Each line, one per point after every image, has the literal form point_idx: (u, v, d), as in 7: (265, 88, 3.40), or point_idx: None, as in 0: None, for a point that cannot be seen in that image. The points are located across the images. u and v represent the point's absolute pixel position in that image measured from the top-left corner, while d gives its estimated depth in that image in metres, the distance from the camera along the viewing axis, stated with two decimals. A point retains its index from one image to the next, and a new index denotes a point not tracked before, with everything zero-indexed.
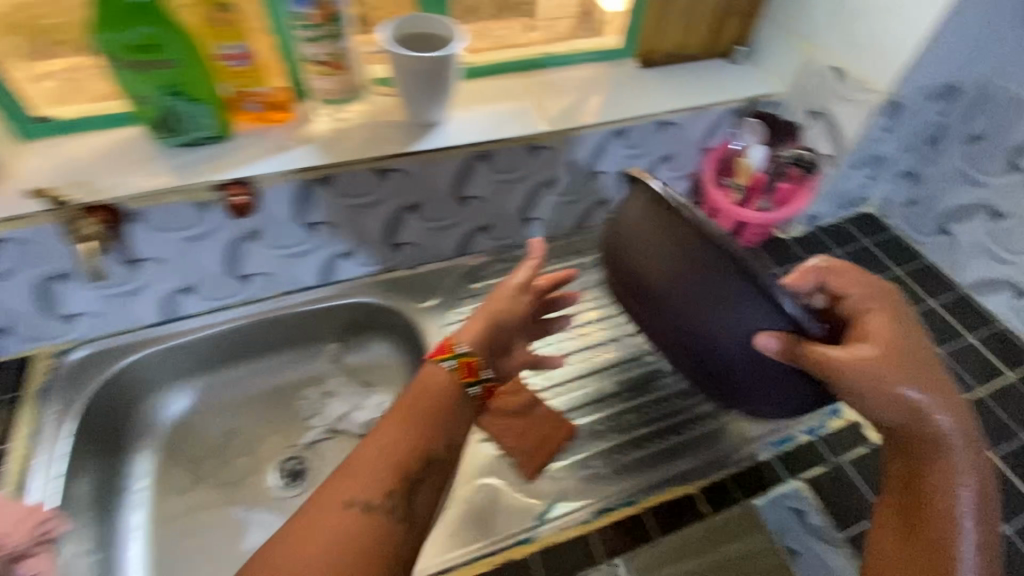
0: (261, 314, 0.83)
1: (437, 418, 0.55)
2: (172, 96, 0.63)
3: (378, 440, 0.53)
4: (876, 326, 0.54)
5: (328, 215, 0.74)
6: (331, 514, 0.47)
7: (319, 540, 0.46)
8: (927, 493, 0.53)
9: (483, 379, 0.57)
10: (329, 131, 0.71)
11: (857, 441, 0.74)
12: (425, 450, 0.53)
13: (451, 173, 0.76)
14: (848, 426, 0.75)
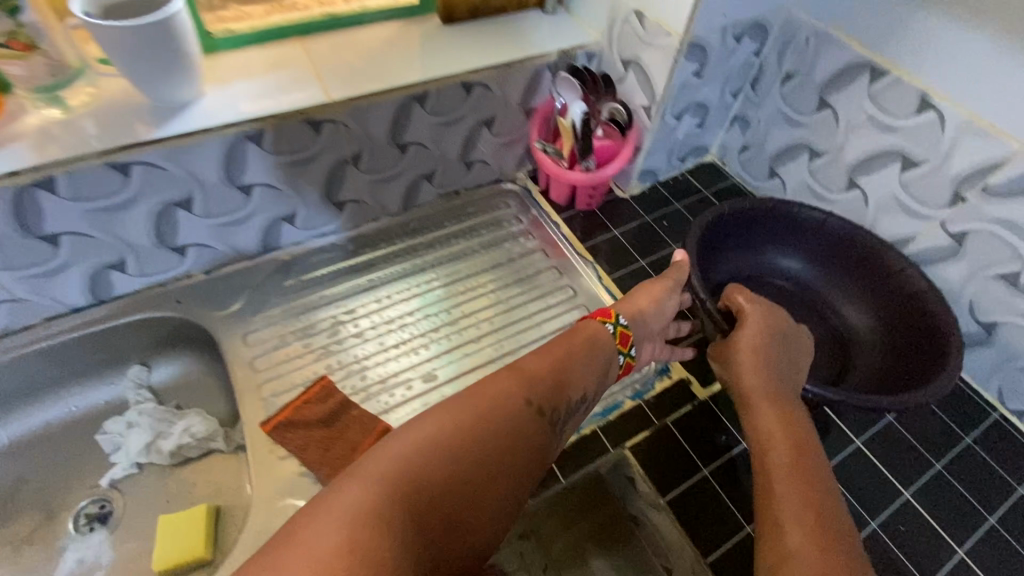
0: (21, 347, 0.71)
1: (591, 356, 0.59)
2: None
3: (548, 355, 0.56)
4: (749, 329, 0.63)
5: (68, 224, 0.64)
6: (516, 409, 0.51)
7: (440, 425, 0.48)
8: (775, 441, 0.56)
9: (630, 353, 0.64)
10: (44, 125, 0.62)
11: (683, 399, 0.73)
12: (567, 393, 0.55)
13: (216, 160, 0.67)
14: (675, 385, 0.74)
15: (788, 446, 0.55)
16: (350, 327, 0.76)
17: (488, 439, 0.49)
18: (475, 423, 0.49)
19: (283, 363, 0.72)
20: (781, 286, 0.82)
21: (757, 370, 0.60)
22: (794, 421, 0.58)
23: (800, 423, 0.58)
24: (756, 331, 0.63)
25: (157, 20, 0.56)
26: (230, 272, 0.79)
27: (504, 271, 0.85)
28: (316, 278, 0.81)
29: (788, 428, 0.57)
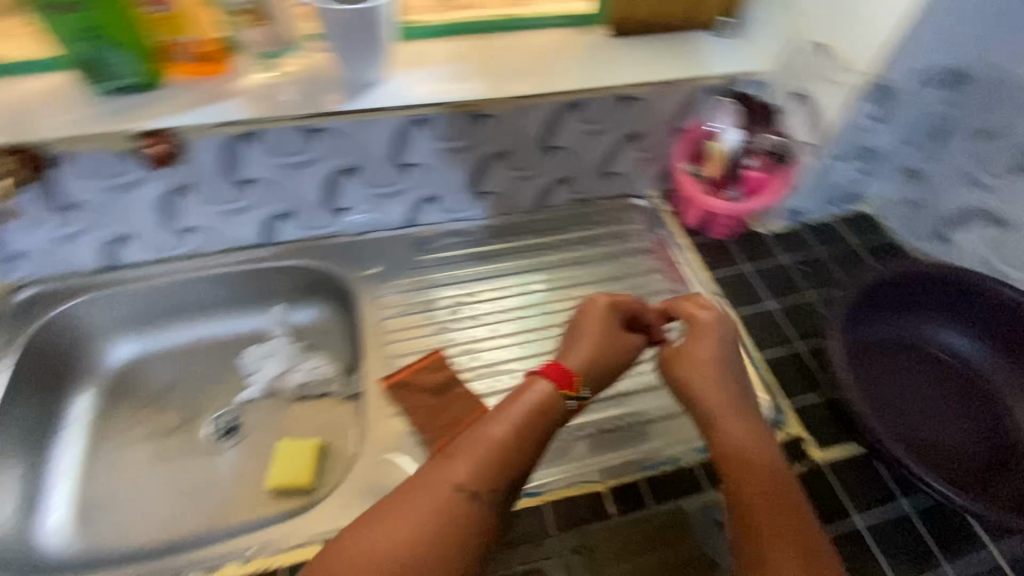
0: (198, 269, 0.82)
1: (544, 430, 0.54)
2: (83, 42, 0.62)
3: (508, 424, 0.52)
4: (705, 346, 0.62)
5: (260, 172, 0.73)
6: (453, 505, 0.46)
7: (380, 538, 0.44)
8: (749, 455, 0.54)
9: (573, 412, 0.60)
10: (258, 84, 0.70)
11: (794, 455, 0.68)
12: (518, 465, 0.51)
13: (387, 137, 0.73)
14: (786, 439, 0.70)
15: (760, 463, 0.54)
16: (468, 309, 0.81)
17: (434, 535, 0.44)
18: (434, 514, 0.45)
19: (405, 330, 0.78)
20: (942, 364, 0.73)
21: (718, 388, 0.59)
22: (759, 439, 0.56)
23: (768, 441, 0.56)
24: (708, 352, 0.62)
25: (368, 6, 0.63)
26: (372, 238, 0.86)
27: (621, 284, 0.86)
28: (445, 258, 0.86)
29: (750, 448, 0.55)
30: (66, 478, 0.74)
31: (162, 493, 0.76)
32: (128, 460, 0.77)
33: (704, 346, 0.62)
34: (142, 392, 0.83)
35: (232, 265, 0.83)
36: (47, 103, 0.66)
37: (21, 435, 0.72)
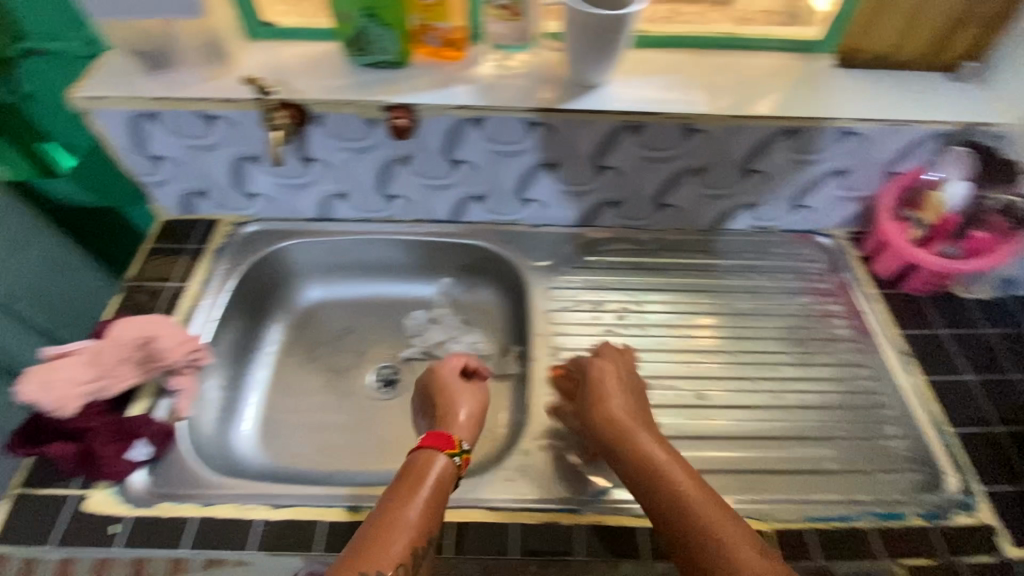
0: (391, 233, 0.89)
1: (441, 502, 0.58)
2: (366, 18, 0.68)
3: (421, 505, 0.56)
4: (604, 383, 0.67)
5: (472, 153, 0.77)
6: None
7: None
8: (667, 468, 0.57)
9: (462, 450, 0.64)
10: (490, 72, 0.74)
11: (990, 547, 0.61)
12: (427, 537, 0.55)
13: (596, 138, 0.74)
14: (981, 526, 0.62)
15: (656, 470, 0.58)
16: (635, 317, 0.80)
17: None
18: None
19: (572, 326, 0.79)
20: None
21: (621, 417, 0.64)
22: (651, 444, 0.60)
23: (652, 450, 0.60)
24: (607, 386, 0.67)
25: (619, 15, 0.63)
26: (546, 232, 0.89)
27: (796, 322, 0.82)
28: (614, 262, 0.86)
29: (647, 457, 0.59)
30: (253, 398, 0.83)
31: (327, 429, 0.83)
32: (301, 391, 0.86)
33: (615, 388, 0.67)
34: (318, 334, 0.92)
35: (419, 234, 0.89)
36: (311, 68, 0.73)
37: (227, 353, 0.81)
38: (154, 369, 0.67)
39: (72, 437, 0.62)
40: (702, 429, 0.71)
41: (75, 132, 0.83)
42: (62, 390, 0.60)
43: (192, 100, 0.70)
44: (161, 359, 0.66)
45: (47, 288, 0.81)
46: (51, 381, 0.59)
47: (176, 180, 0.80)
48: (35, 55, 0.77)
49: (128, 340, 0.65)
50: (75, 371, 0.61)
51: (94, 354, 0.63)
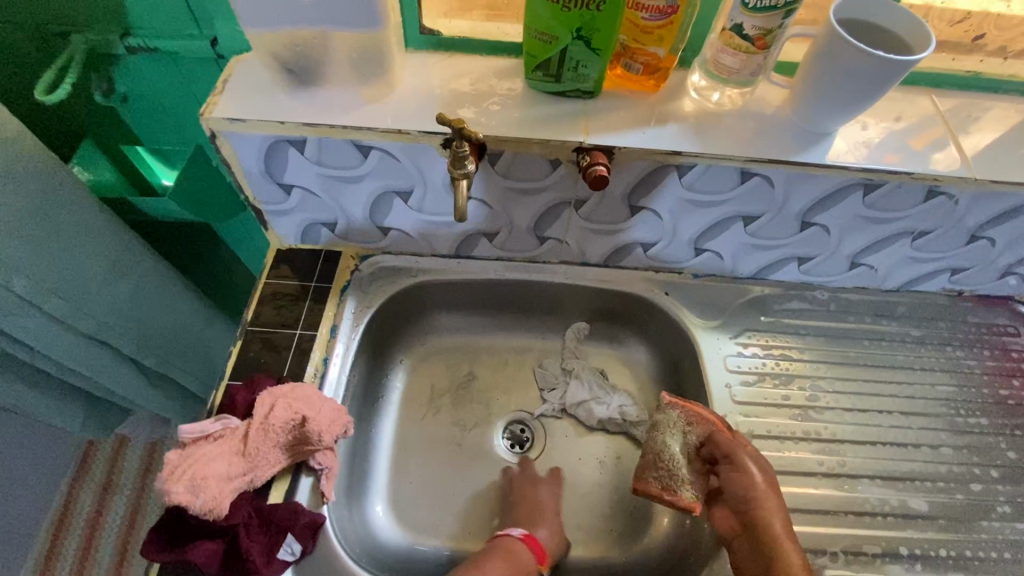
0: (534, 274, 0.77)
1: None
2: (572, 38, 0.54)
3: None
4: (762, 471, 0.62)
5: (660, 203, 0.65)
6: None
7: None
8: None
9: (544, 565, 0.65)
10: (699, 108, 0.61)
11: None
12: None
13: (816, 195, 0.63)
14: None
15: (771, 554, 0.57)
16: (827, 399, 0.71)
17: None
18: None
19: (759, 410, 0.69)
20: None
21: (772, 509, 0.59)
22: (788, 546, 0.57)
23: (760, 510, 0.59)
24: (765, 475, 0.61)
25: (901, 65, 0.50)
26: (715, 284, 0.76)
27: (1001, 409, 0.72)
28: (791, 325, 0.75)
29: (779, 557, 0.56)
30: (380, 457, 0.74)
31: (460, 498, 0.74)
32: (428, 450, 0.76)
33: (769, 480, 0.61)
34: (440, 381, 0.81)
35: (567, 277, 0.77)
36: (486, 93, 0.61)
37: (355, 411, 0.71)
38: (301, 452, 0.57)
39: (213, 527, 0.53)
40: (915, 542, 0.62)
41: (162, 137, 0.78)
42: (214, 487, 0.51)
43: (349, 129, 0.57)
44: (312, 443, 0.56)
45: (136, 316, 0.78)
46: (202, 480, 0.51)
47: (304, 211, 0.69)
48: (140, 52, 0.65)
49: (278, 423, 0.55)
50: (227, 466, 0.52)
51: (242, 442, 0.54)
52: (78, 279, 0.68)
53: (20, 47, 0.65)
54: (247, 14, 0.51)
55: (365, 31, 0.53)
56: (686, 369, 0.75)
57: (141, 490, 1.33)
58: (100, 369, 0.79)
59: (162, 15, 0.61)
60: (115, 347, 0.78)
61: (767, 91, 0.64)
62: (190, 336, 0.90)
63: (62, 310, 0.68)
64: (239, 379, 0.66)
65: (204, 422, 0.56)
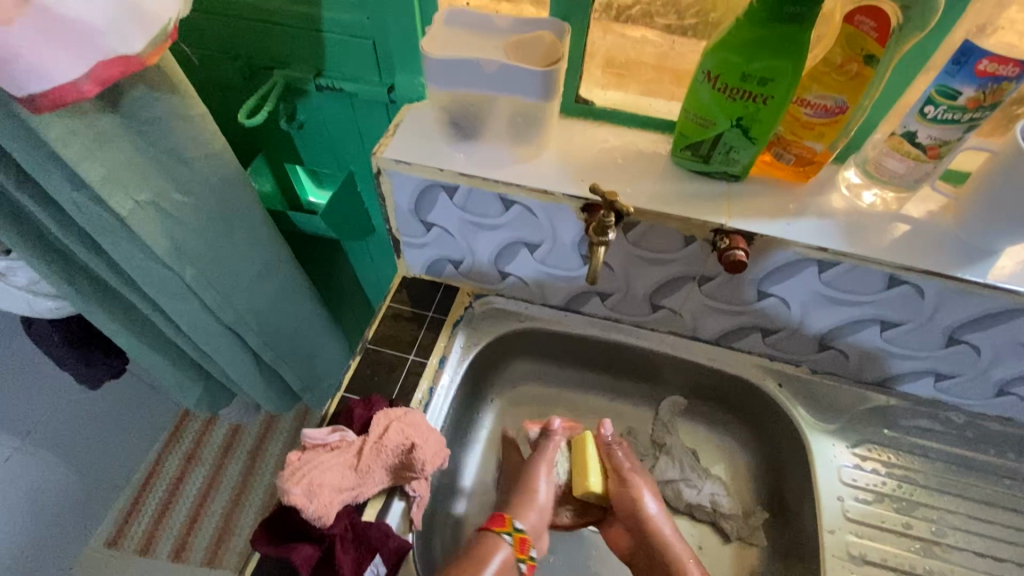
0: (640, 340, 0.76)
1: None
2: (730, 125, 0.55)
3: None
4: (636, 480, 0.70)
5: (792, 294, 0.63)
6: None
7: None
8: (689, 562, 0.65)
9: (529, 557, 0.62)
10: (850, 207, 0.59)
11: None
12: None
13: (970, 313, 0.58)
14: None
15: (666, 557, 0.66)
16: (955, 537, 0.64)
17: None
18: None
19: (874, 534, 0.63)
20: None
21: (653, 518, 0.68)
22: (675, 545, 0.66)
23: (657, 521, 0.68)
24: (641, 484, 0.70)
25: None
26: (835, 384, 0.72)
27: None
28: (914, 443, 0.69)
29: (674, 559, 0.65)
30: (462, 494, 0.76)
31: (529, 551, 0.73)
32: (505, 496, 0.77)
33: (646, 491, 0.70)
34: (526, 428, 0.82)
35: (673, 348, 0.75)
36: (630, 164, 0.63)
37: (447, 443, 0.73)
38: (403, 478, 0.59)
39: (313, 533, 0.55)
40: None
41: (322, 160, 0.88)
42: (327, 497, 0.54)
43: (499, 183, 0.62)
44: (414, 472, 0.59)
45: (267, 313, 0.86)
46: (318, 487, 0.54)
47: (436, 247, 0.74)
48: (327, 90, 0.74)
49: (390, 445, 0.57)
50: (339, 477, 0.56)
51: (356, 456, 0.58)
52: (231, 276, 0.77)
53: (234, 76, 0.76)
54: (435, 75, 0.57)
55: (535, 101, 0.57)
56: (792, 471, 0.71)
57: (218, 466, 1.40)
58: (225, 350, 0.87)
59: (353, 61, 0.69)
60: (242, 336, 0.86)
61: (928, 198, 0.61)
62: (303, 339, 0.97)
63: (214, 297, 0.76)
64: (352, 393, 0.70)
65: (324, 432, 0.59)
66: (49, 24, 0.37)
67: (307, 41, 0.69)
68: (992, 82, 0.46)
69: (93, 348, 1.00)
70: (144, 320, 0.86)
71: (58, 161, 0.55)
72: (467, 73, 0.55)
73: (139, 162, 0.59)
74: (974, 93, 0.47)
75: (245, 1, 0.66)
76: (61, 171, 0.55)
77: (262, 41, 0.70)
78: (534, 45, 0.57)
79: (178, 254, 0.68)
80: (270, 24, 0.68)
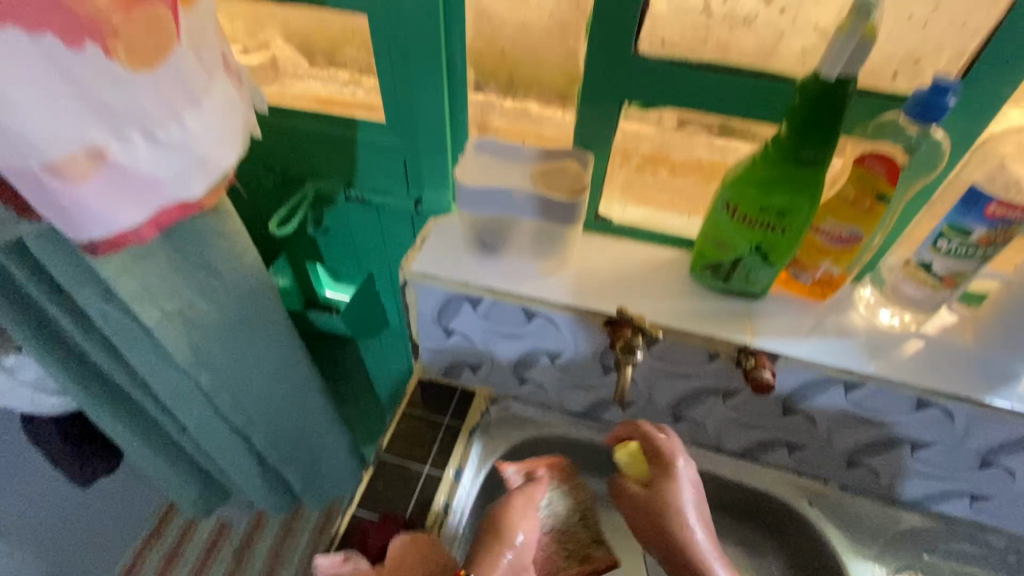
0: None
1: None
2: (749, 249, 0.57)
3: None
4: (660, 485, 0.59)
5: (817, 412, 0.62)
6: None
7: None
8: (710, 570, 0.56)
9: None
10: (870, 327, 0.60)
11: None
12: None
13: (1001, 437, 0.57)
14: None
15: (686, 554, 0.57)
16: None
17: None
18: None
19: None
20: None
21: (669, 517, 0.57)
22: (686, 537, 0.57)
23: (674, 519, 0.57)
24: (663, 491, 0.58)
25: None
26: (867, 504, 0.69)
27: None
28: (948, 569, 0.69)
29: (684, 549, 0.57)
30: None
31: None
32: None
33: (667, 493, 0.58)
34: None
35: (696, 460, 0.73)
36: (651, 280, 0.65)
37: None
38: None
39: None
40: None
41: (342, 260, 0.90)
42: None
43: (524, 296, 0.63)
44: None
45: (276, 415, 0.84)
46: None
47: (454, 352, 0.74)
48: (354, 200, 0.78)
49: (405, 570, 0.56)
50: None
51: None
52: (246, 379, 0.76)
53: (266, 185, 0.80)
54: (465, 199, 0.59)
55: (561, 223, 0.59)
56: None
57: (201, 568, 1.31)
58: (229, 452, 0.85)
59: (383, 176, 0.73)
60: (249, 437, 0.84)
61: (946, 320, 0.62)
62: (310, 439, 0.94)
63: (226, 399, 0.75)
64: (364, 508, 0.67)
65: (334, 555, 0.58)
66: (117, 173, 0.38)
67: (340, 158, 0.73)
68: (1001, 223, 0.48)
69: (91, 444, 0.97)
70: (149, 420, 0.83)
71: (93, 277, 0.56)
72: (496, 199, 0.58)
73: (170, 276, 0.60)
74: (985, 232, 0.49)
75: (285, 122, 0.71)
76: (93, 284, 0.57)
77: (297, 156, 0.74)
78: (559, 174, 0.61)
79: (196, 359, 0.68)
80: (306, 142, 0.72)
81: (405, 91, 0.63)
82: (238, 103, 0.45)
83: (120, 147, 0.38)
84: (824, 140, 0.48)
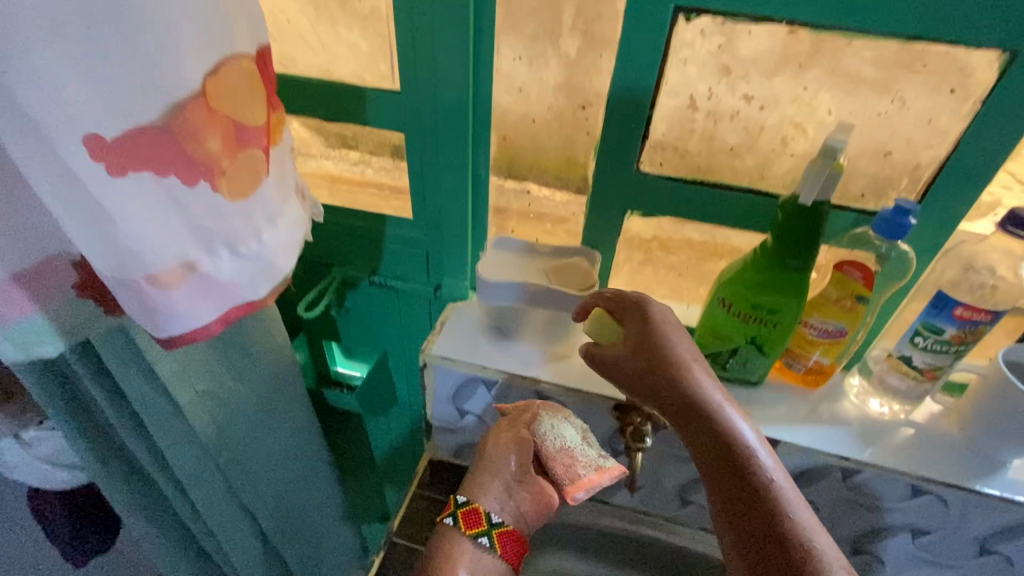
0: (669, 535, 0.75)
1: None
2: (745, 340, 0.62)
3: None
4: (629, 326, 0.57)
5: (819, 497, 0.65)
6: None
7: None
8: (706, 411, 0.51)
9: (490, 526, 0.59)
10: (861, 416, 0.64)
11: None
12: None
13: (996, 523, 0.60)
14: None
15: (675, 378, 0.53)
16: None
17: None
18: None
19: None
20: None
21: (651, 342, 0.55)
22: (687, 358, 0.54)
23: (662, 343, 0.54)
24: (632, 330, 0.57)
25: None
26: None
27: None
28: None
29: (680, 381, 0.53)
30: None
31: None
32: None
33: (637, 332, 0.56)
34: None
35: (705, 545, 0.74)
36: None
37: None
38: None
39: None
40: None
41: (359, 339, 0.94)
42: None
43: (537, 381, 0.67)
44: None
45: (286, 491, 0.85)
46: None
47: (467, 432, 0.77)
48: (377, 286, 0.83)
49: None
50: None
51: None
52: (262, 458, 0.77)
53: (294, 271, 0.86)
54: (485, 291, 0.65)
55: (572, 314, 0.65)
56: None
57: None
58: (242, 544, 0.83)
59: (406, 264, 0.80)
60: (258, 518, 0.84)
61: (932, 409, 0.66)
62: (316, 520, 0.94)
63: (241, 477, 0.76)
64: None
65: None
66: (203, 282, 0.44)
67: (368, 248, 0.80)
68: (970, 324, 0.54)
69: (91, 522, 0.95)
70: (159, 500, 0.83)
71: (135, 360, 0.60)
72: (514, 292, 0.64)
73: (206, 358, 0.64)
74: (957, 331, 0.55)
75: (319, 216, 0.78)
76: (136, 367, 0.60)
77: (327, 245, 0.81)
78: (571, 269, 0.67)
79: (219, 438, 0.70)
80: (338, 233, 0.79)
81: (433, 193, 0.71)
82: (302, 220, 0.53)
83: (210, 261, 0.44)
84: (805, 250, 0.55)
